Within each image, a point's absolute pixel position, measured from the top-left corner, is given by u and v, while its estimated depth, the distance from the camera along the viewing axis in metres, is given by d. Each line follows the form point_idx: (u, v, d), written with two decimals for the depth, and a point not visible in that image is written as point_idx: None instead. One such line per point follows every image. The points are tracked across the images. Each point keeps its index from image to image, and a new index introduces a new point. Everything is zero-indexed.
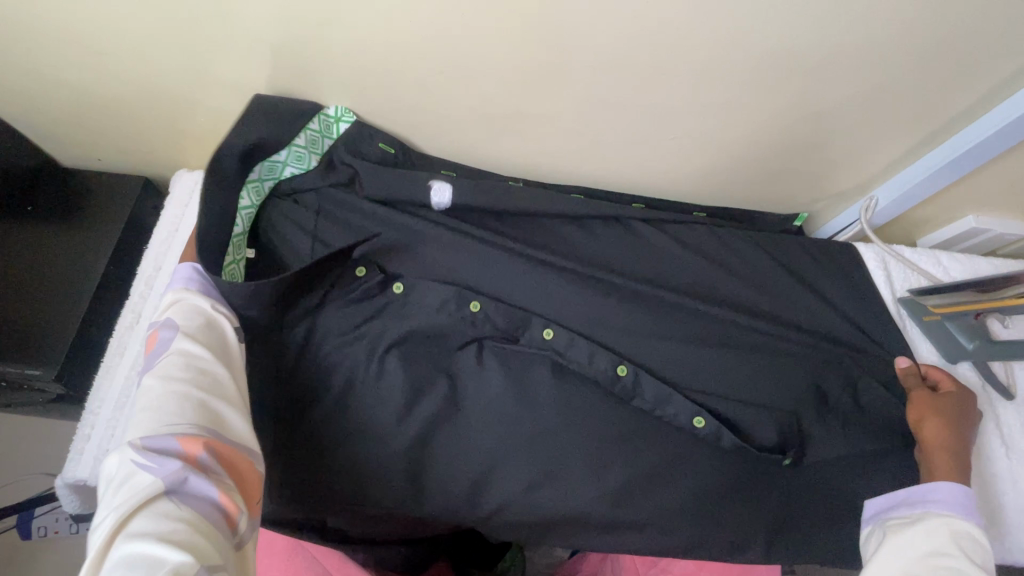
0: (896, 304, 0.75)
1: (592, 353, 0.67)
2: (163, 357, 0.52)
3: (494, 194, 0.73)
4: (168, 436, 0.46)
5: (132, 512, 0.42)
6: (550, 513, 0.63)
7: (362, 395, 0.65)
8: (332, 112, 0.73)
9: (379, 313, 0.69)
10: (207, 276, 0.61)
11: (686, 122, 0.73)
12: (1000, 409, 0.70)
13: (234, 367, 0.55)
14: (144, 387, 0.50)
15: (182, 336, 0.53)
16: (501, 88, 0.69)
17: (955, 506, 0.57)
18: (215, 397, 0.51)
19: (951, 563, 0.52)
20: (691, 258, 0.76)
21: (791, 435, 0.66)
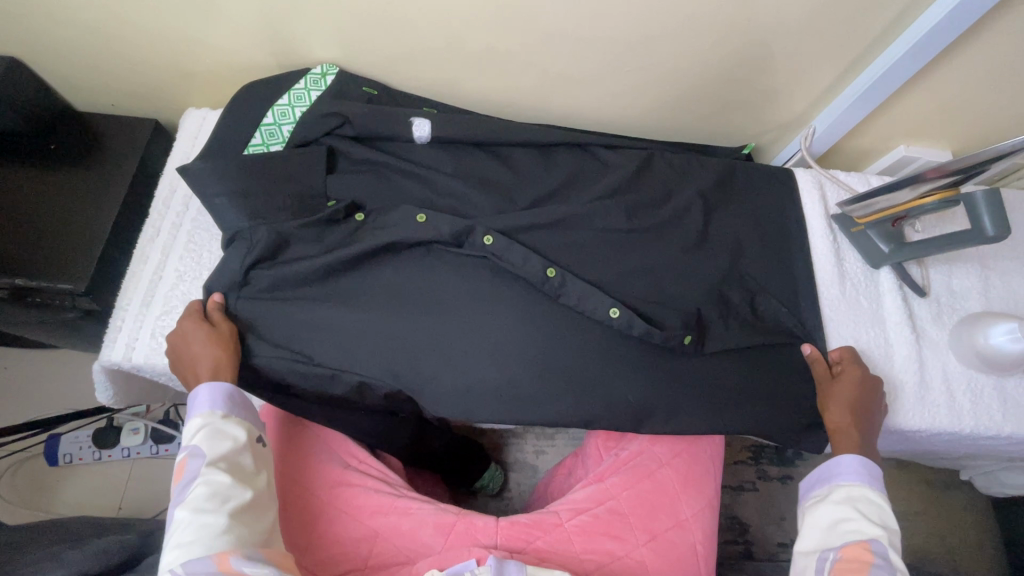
0: (829, 220, 0.85)
1: (525, 255, 0.74)
2: (192, 489, 0.59)
3: (463, 125, 0.82)
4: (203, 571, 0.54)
5: None
6: (471, 385, 0.71)
7: (320, 290, 0.74)
8: (320, 70, 0.83)
9: (341, 230, 0.77)
10: (232, 391, 0.65)
11: (638, 56, 0.81)
12: (914, 304, 0.81)
13: (257, 486, 0.62)
14: (177, 522, 0.57)
15: (208, 467, 0.60)
16: (470, 25, 0.77)
17: (853, 474, 0.66)
18: (240, 523, 0.58)
19: (855, 527, 0.62)
20: (638, 171, 0.84)
21: (694, 323, 0.74)
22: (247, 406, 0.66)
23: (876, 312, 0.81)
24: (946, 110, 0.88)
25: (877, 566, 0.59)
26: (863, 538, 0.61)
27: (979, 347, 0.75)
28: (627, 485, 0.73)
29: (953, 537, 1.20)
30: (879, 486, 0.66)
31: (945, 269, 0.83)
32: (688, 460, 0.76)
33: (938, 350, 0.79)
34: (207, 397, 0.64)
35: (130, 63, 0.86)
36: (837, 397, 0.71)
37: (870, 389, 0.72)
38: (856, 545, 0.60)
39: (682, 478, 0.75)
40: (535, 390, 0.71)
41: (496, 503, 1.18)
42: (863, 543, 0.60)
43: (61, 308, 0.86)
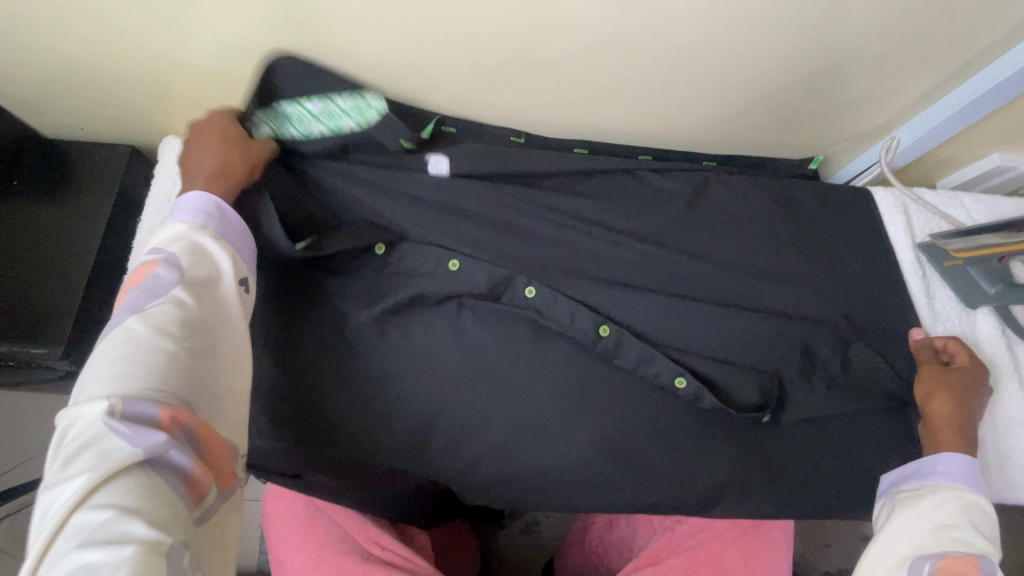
0: (916, 250, 0.73)
1: (574, 312, 0.65)
2: (155, 304, 0.50)
3: (492, 151, 0.71)
4: (149, 404, 0.45)
5: (104, 474, 0.41)
6: (523, 465, 0.64)
7: (341, 354, 0.65)
8: (371, 99, 0.66)
9: (368, 272, 0.68)
10: (225, 216, 0.58)
11: (698, 64, 0.69)
12: (1019, 352, 0.69)
13: (220, 326, 0.54)
14: (128, 332, 0.48)
15: (178, 286, 0.52)
16: (499, 36, 0.65)
17: (963, 478, 0.58)
18: (199, 359, 0.50)
19: (962, 538, 0.54)
20: (694, 203, 0.73)
21: (772, 391, 0.65)
22: (239, 236, 0.59)
23: (975, 364, 0.69)
24: None
25: None
26: (973, 553, 0.52)
27: None
28: (688, 569, 0.64)
29: None
30: (985, 494, 0.57)
31: None
32: (757, 538, 0.67)
33: None
34: (201, 206, 0.57)
35: (99, 87, 0.73)
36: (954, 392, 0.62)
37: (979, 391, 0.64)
38: (963, 563, 0.52)
39: (749, 560, 0.65)
40: (587, 474, 0.63)
41: (524, 539, 1.09)
42: (973, 559, 0.52)
43: (38, 371, 0.76)
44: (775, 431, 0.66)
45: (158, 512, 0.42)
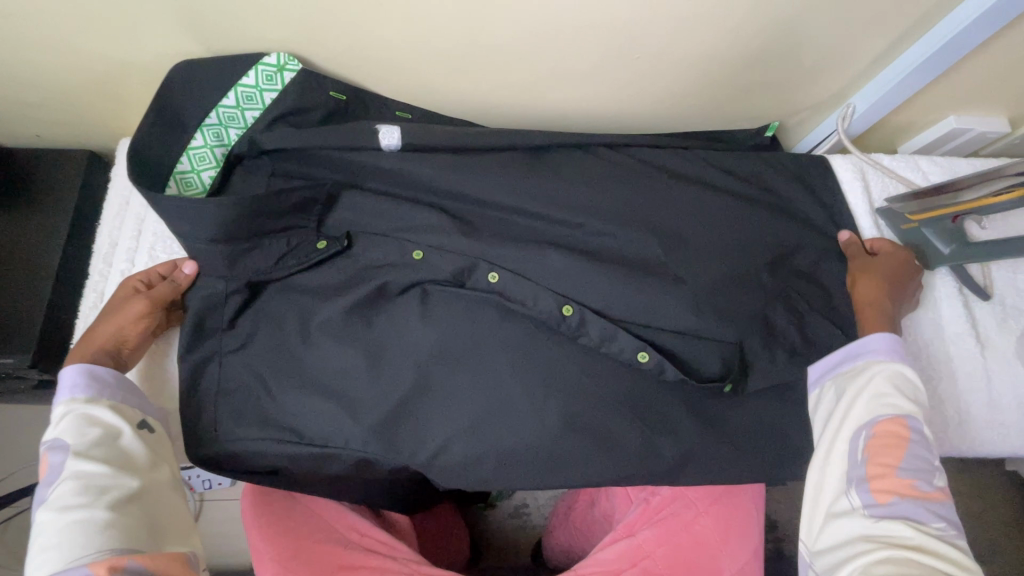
0: (874, 215, 0.75)
1: (536, 293, 0.66)
2: (57, 486, 0.51)
3: (444, 134, 0.72)
4: (75, 570, 0.47)
5: None
6: (493, 447, 0.65)
7: (307, 348, 0.65)
8: (274, 61, 0.67)
9: (330, 265, 0.68)
10: (103, 372, 0.59)
11: (647, 39, 0.69)
12: (975, 309, 0.71)
13: (142, 472, 0.55)
14: (42, 523, 0.50)
15: (73, 457, 0.53)
16: (444, 20, 0.64)
17: (887, 352, 0.60)
18: (123, 508, 0.51)
19: (890, 402, 0.57)
20: (649, 179, 0.74)
21: (733, 362, 0.66)
22: (123, 388, 0.60)
23: (934, 323, 0.70)
24: (1005, 74, 0.76)
25: (914, 442, 0.54)
26: (900, 415, 0.56)
27: None
28: (662, 541, 0.66)
29: (985, 515, 1.17)
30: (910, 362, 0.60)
31: (1010, 265, 0.72)
32: (729, 505, 0.68)
33: (1006, 361, 0.69)
34: (67, 388, 0.57)
35: (42, 91, 0.72)
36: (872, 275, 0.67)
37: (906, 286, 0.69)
38: (891, 425, 0.55)
39: (722, 528, 0.67)
40: (558, 450, 0.65)
41: (513, 522, 1.10)
42: (901, 421, 0.55)
43: (8, 381, 0.76)
44: (737, 399, 0.67)
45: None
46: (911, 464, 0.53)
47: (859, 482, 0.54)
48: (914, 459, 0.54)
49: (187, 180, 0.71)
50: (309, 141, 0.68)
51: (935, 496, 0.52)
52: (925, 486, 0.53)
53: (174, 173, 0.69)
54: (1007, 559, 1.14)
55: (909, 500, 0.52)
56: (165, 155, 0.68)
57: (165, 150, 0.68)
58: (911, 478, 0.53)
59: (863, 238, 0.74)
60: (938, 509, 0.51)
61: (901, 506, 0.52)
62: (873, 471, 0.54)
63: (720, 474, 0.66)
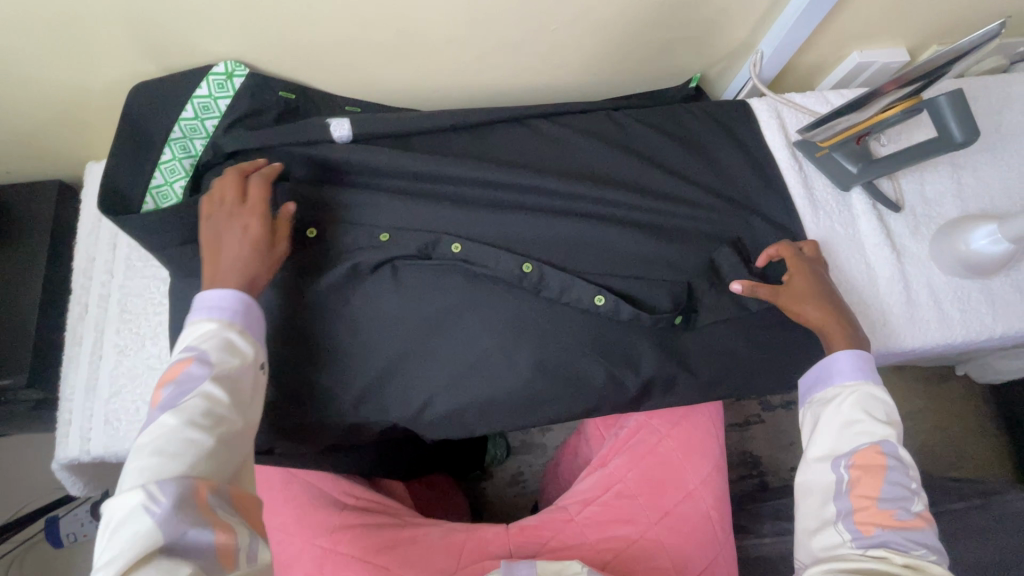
0: (792, 148, 0.81)
1: (498, 256, 0.72)
2: (187, 396, 0.52)
3: (389, 121, 0.77)
4: (177, 482, 0.47)
5: (131, 565, 0.43)
6: (472, 399, 0.69)
7: (288, 331, 0.70)
8: (222, 69, 0.72)
9: (302, 253, 0.72)
10: (252, 306, 0.58)
11: (563, 11, 0.75)
12: (889, 220, 0.78)
13: (251, 412, 0.55)
14: (162, 423, 0.50)
15: (212, 375, 0.53)
16: (371, 17, 0.70)
17: (851, 372, 0.62)
18: (228, 442, 0.52)
19: (862, 429, 0.58)
20: (582, 145, 0.80)
21: (683, 296, 0.72)
22: (258, 323, 0.59)
23: (853, 237, 0.77)
24: (894, 7, 0.83)
25: (891, 469, 0.55)
26: (875, 440, 0.56)
27: (961, 254, 0.73)
28: (632, 465, 0.71)
29: (950, 425, 1.25)
30: (878, 380, 0.61)
31: (915, 178, 0.80)
32: (690, 426, 0.74)
33: (919, 264, 0.76)
34: (208, 304, 0.57)
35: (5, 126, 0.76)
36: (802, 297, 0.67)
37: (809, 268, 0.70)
38: (868, 453, 0.56)
39: (684, 449, 0.73)
40: (533, 396, 0.69)
41: (511, 489, 1.16)
42: (875, 446, 0.56)
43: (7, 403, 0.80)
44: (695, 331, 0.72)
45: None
46: (891, 493, 0.54)
47: (843, 514, 0.55)
48: (892, 487, 0.54)
49: (162, 194, 0.73)
50: (267, 140, 0.73)
51: (915, 523, 0.53)
52: (905, 515, 0.53)
53: (149, 189, 0.72)
54: (972, 462, 1.22)
55: (890, 530, 0.53)
56: (136, 173, 0.72)
57: (136, 168, 0.71)
58: (891, 508, 0.54)
59: (782, 171, 0.80)
60: (918, 537, 0.52)
61: (884, 537, 0.52)
62: (855, 503, 0.54)
63: (680, 399, 0.72)
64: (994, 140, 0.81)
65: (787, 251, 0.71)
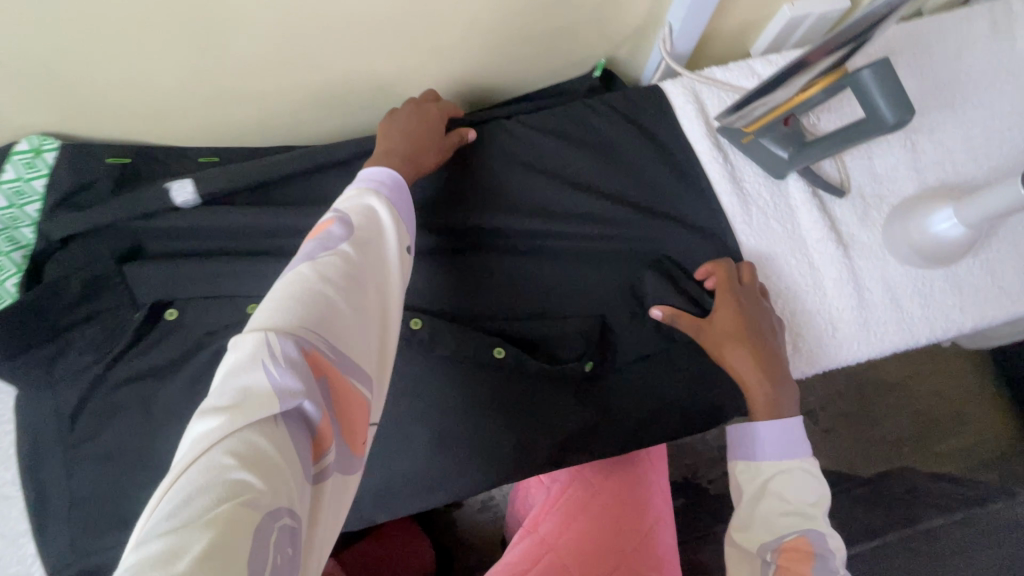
0: (715, 136, 0.70)
1: None
2: (324, 255, 0.47)
3: (244, 171, 0.68)
4: (302, 340, 0.41)
5: (240, 419, 0.35)
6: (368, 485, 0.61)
7: (152, 436, 0.61)
8: (27, 146, 0.62)
9: (160, 342, 0.64)
10: (398, 186, 0.57)
11: (414, 21, 0.62)
12: (833, 207, 0.67)
13: (383, 295, 0.50)
14: (297, 277, 0.46)
15: (349, 240, 0.49)
16: (182, 67, 0.59)
17: (777, 443, 0.56)
18: (352, 316, 0.46)
19: (789, 514, 0.53)
20: (470, 166, 0.70)
21: (594, 335, 0.63)
22: (403, 207, 0.57)
23: (793, 234, 0.66)
24: None
25: (820, 559, 0.51)
26: (803, 529, 0.52)
27: (914, 240, 0.62)
28: (563, 529, 0.64)
29: (948, 389, 1.15)
30: (806, 451, 0.57)
31: (862, 151, 0.68)
32: (621, 472, 0.70)
33: (873, 255, 0.65)
34: (371, 178, 0.56)
35: None
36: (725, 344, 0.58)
37: (745, 299, 0.60)
38: (798, 544, 0.52)
39: (619, 497, 0.68)
40: (435, 472, 0.61)
41: (482, 516, 1.10)
42: (804, 537, 0.52)
43: None
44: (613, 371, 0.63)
45: (276, 457, 0.35)
46: None
47: None
48: None
49: None
50: (100, 219, 0.64)
51: None
52: None
53: None
54: (972, 427, 1.13)
55: None
56: None
57: None
58: None
59: (703, 165, 0.69)
60: None
61: None
62: None
63: (605, 452, 0.63)
64: (955, 94, 0.68)
65: (721, 278, 0.61)
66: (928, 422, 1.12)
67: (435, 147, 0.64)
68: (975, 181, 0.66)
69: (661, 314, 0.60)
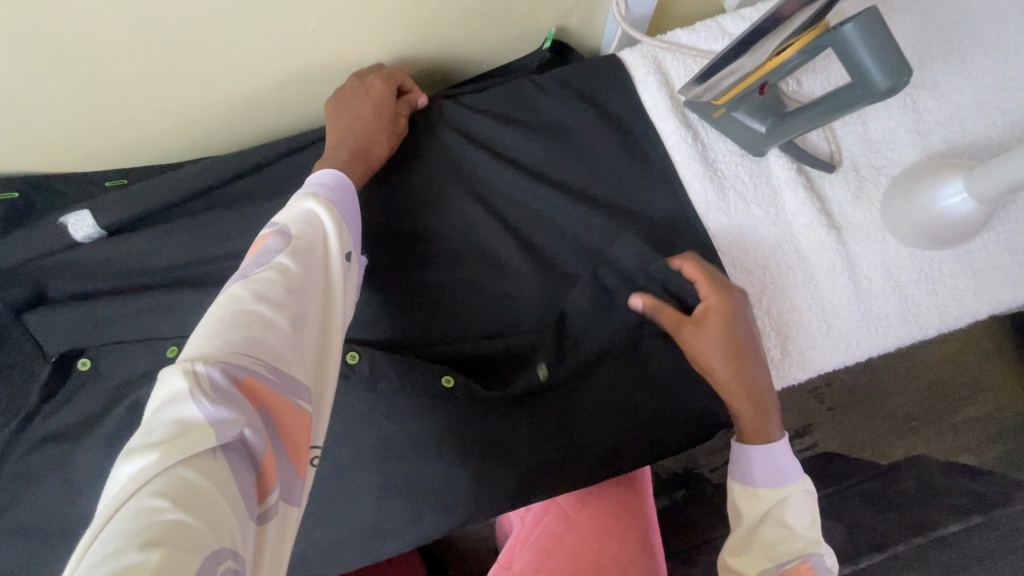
0: (682, 111, 0.61)
1: None
2: (259, 268, 0.41)
3: (152, 192, 0.60)
4: (235, 366, 0.35)
5: (167, 459, 0.30)
6: (317, 542, 0.55)
7: (75, 503, 0.55)
8: None
9: (74, 398, 0.58)
10: (342, 185, 0.50)
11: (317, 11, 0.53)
12: (821, 185, 0.58)
13: (330, 304, 0.44)
14: (231, 295, 0.39)
15: (289, 246, 0.43)
16: (48, 90, 0.50)
17: (780, 462, 0.52)
18: (295, 331, 0.40)
19: (790, 539, 0.49)
20: (402, 166, 0.61)
21: (554, 354, 0.56)
22: (351, 205, 0.50)
23: (777, 218, 0.58)
24: None
25: None
26: (806, 554, 0.49)
27: (918, 219, 0.53)
28: (539, 569, 0.57)
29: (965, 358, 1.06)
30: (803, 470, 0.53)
31: (854, 117, 0.59)
32: (604, 497, 0.63)
33: (869, 236, 0.57)
34: (316, 182, 0.49)
35: None
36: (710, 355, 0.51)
37: (737, 329, 0.51)
38: (803, 571, 0.48)
39: (601, 531, 0.61)
40: (389, 521, 0.55)
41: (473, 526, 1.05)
42: (808, 562, 0.49)
43: None
44: (577, 392, 0.56)
45: (217, 496, 0.30)
46: None
47: None
48: None
49: None
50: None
51: None
52: None
53: None
54: None
55: None
56: None
57: None
58: None
59: (670, 147, 0.60)
60: None
61: None
62: None
63: (577, 482, 0.56)
64: (961, 38, 0.58)
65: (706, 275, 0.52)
66: (955, 387, 0.99)
67: (389, 115, 0.57)
68: (987, 140, 0.57)
69: (640, 304, 0.53)
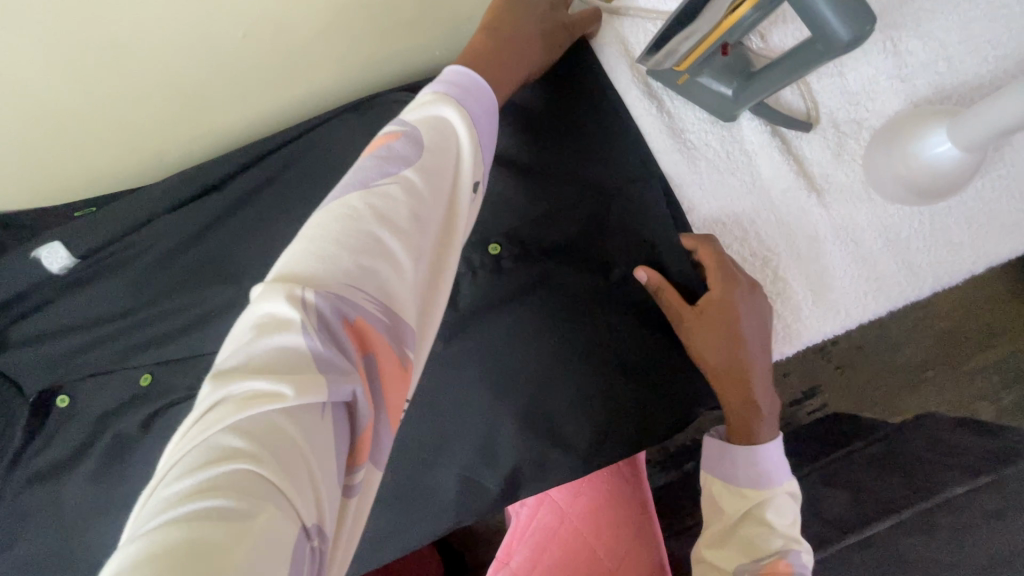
0: (645, 81, 0.57)
1: None
2: (382, 180, 0.36)
3: (108, 221, 0.57)
4: (347, 306, 0.31)
5: (266, 401, 0.27)
6: None
7: (70, 538, 0.56)
8: None
9: (54, 435, 0.58)
10: (476, 88, 0.43)
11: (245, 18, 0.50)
12: (798, 145, 0.55)
13: (449, 241, 0.38)
14: (348, 204, 0.34)
15: (415, 159, 0.37)
16: None
17: (764, 459, 0.51)
18: (413, 270, 0.34)
19: (769, 534, 0.49)
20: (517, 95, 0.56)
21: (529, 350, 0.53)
22: (484, 110, 0.43)
23: (754, 185, 0.55)
24: None
25: None
26: (784, 549, 0.48)
27: (904, 173, 0.50)
28: (535, 564, 0.58)
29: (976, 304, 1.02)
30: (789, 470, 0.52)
31: (830, 70, 0.55)
32: (594, 490, 0.61)
33: (848, 197, 0.54)
34: (452, 83, 0.43)
35: None
36: (712, 354, 0.50)
37: (738, 329, 0.50)
38: (780, 569, 0.46)
39: (593, 522, 0.60)
40: (377, 532, 0.55)
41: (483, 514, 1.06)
42: (785, 557, 0.47)
43: None
44: (555, 389, 0.53)
45: (308, 455, 0.27)
46: None
47: None
48: None
49: None
50: None
51: None
52: None
53: None
54: None
55: None
56: None
57: None
58: None
59: (636, 120, 0.56)
60: None
61: None
62: None
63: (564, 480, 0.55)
64: None
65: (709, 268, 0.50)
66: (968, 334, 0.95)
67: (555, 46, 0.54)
68: (978, 79, 0.52)
69: (645, 279, 0.51)
